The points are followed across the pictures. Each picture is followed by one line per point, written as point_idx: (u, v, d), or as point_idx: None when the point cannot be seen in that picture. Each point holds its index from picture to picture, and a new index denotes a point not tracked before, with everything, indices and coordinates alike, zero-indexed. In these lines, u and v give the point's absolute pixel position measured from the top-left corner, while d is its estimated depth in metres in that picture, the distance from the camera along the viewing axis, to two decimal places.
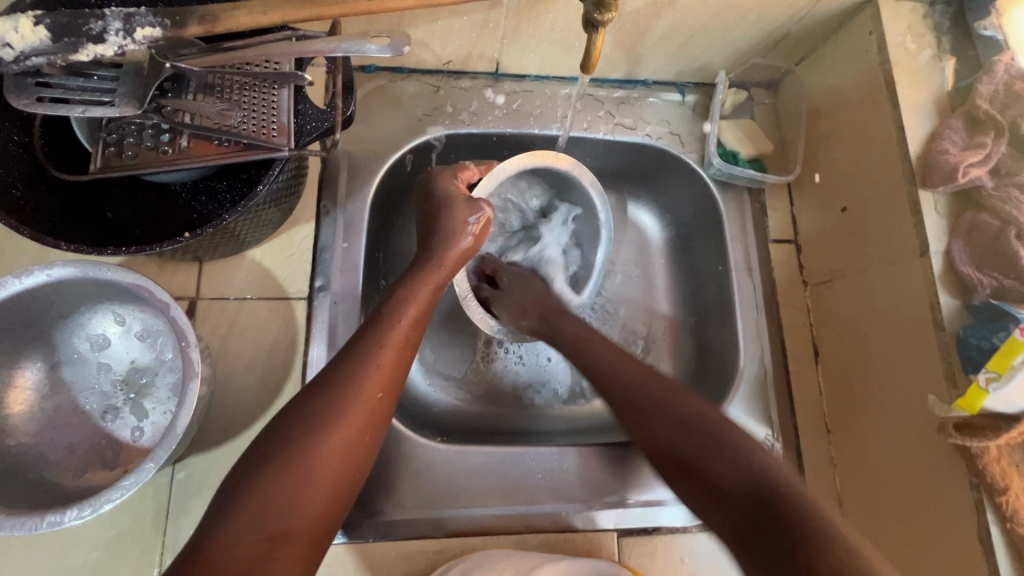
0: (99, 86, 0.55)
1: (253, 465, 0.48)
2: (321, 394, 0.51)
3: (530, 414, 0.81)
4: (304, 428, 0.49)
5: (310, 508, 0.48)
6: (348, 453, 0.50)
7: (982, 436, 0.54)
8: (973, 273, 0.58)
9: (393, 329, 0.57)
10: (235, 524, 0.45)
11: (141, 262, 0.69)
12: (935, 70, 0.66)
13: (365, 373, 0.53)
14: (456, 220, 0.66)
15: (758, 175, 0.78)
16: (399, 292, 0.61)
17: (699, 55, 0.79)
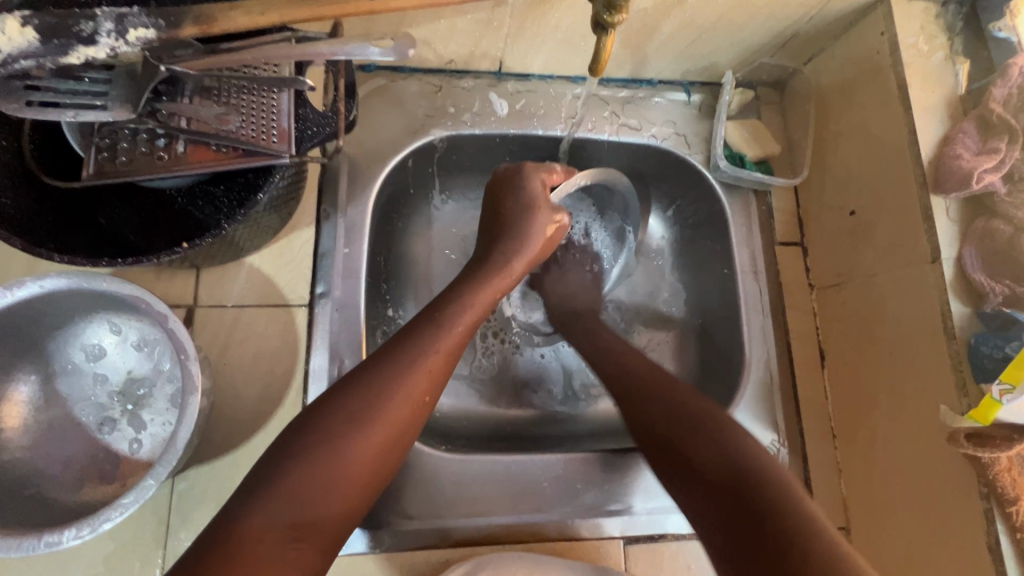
0: (90, 88, 0.53)
1: (290, 449, 0.47)
2: (367, 386, 0.50)
3: (529, 415, 0.80)
4: (349, 418, 0.48)
5: (340, 500, 0.46)
6: (384, 451, 0.49)
7: (993, 446, 0.53)
8: (985, 281, 0.57)
9: (448, 330, 0.56)
10: (266, 506, 0.43)
11: (136, 270, 0.67)
12: (947, 72, 0.65)
13: (413, 373, 0.52)
14: (536, 228, 0.65)
15: (765, 178, 0.77)
16: (460, 293, 0.60)
17: (707, 55, 0.77)
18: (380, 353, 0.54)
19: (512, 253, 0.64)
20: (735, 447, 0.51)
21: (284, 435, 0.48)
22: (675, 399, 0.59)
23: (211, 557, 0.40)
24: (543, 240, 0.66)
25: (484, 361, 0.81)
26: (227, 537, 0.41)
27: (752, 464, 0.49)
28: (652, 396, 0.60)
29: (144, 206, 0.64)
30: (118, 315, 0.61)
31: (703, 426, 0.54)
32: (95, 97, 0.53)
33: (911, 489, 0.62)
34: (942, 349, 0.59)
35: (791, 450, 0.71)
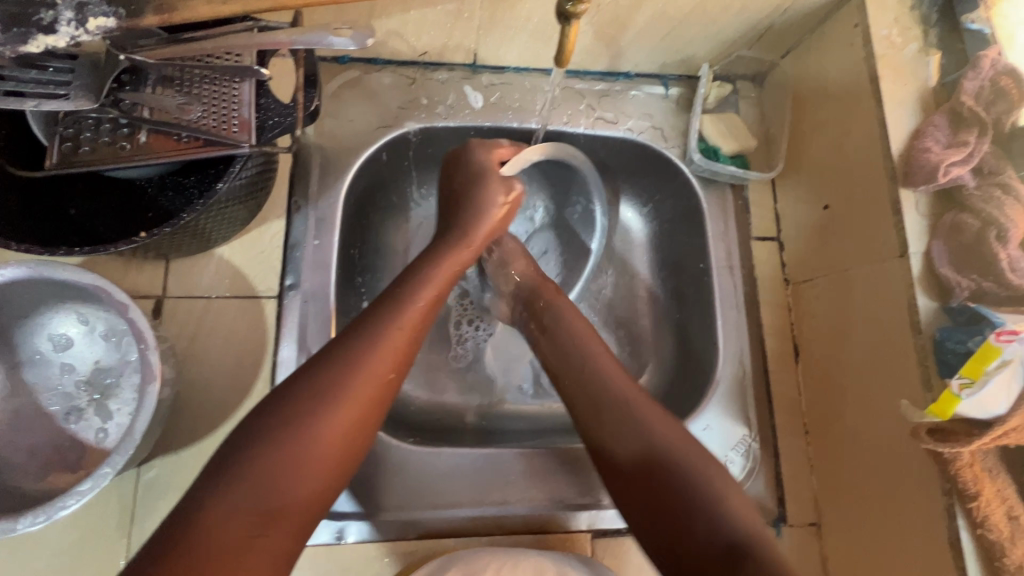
0: (54, 78, 0.53)
1: (255, 433, 0.46)
2: (330, 366, 0.50)
3: (501, 407, 0.80)
4: (314, 399, 0.48)
5: (309, 483, 0.46)
6: (353, 431, 0.49)
7: (954, 441, 0.52)
8: (952, 275, 0.57)
9: (410, 308, 0.56)
10: (234, 494, 0.43)
11: (105, 261, 0.67)
12: (920, 64, 0.64)
13: (376, 351, 0.52)
14: (490, 199, 0.67)
15: (740, 171, 0.76)
16: (422, 270, 0.60)
17: (683, 47, 0.77)
18: (342, 333, 0.53)
19: (474, 232, 0.66)
20: (718, 512, 0.50)
21: (247, 421, 0.48)
22: (653, 433, 0.56)
23: (178, 550, 0.40)
24: (499, 210, 0.68)
25: (457, 354, 0.81)
26: (194, 529, 0.41)
27: (744, 537, 0.49)
28: (626, 426, 0.57)
29: (114, 197, 0.64)
30: (84, 305, 0.61)
31: (688, 483, 0.52)
32: (58, 86, 0.53)
33: (878, 484, 0.62)
34: (909, 343, 0.59)
35: (762, 445, 0.71)
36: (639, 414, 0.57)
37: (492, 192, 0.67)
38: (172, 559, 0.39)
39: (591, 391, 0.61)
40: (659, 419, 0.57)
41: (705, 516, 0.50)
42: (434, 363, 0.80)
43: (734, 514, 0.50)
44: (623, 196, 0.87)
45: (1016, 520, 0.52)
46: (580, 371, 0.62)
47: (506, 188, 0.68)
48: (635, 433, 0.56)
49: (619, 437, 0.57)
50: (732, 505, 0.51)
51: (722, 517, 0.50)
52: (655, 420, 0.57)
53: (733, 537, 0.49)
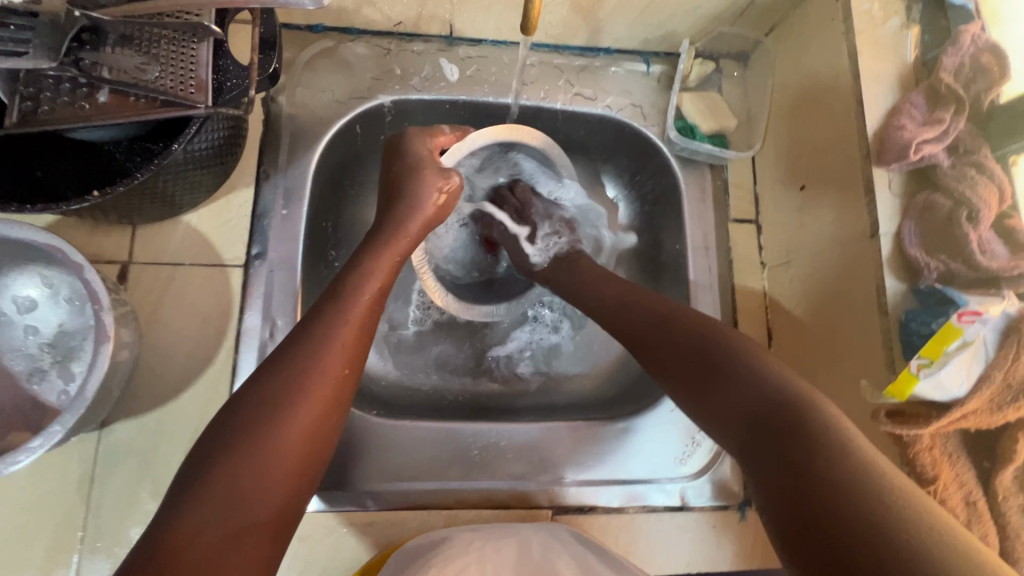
0: (15, 35, 0.50)
1: (212, 448, 0.43)
2: (283, 368, 0.47)
3: (519, 387, 0.80)
4: (270, 402, 0.45)
5: (276, 487, 0.43)
6: (315, 429, 0.47)
7: (913, 424, 0.52)
8: (921, 256, 0.55)
9: (357, 301, 0.54)
10: (200, 507, 0.40)
11: (70, 225, 0.67)
12: (900, 40, 0.62)
13: (330, 346, 0.50)
14: (428, 190, 0.65)
15: (718, 150, 0.75)
16: (362, 263, 0.57)
17: (663, 21, 0.75)
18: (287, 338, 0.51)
19: (420, 218, 0.64)
20: (760, 377, 0.48)
21: (202, 437, 0.44)
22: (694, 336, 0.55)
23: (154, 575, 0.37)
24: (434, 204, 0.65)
25: (433, 330, 0.82)
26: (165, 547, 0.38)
27: (774, 398, 0.46)
28: (667, 331, 0.57)
29: (81, 160, 0.63)
30: (46, 268, 0.61)
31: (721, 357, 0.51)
32: (17, 43, 0.50)
33: None
34: (875, 326, 0.57)
35: None
36: (676, 323, 0.57)
37: (431, 183, 0.65)
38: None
39: (625, 323, 0.61)
40: (692, 324, 0.56)
41: (751, 380, 0.48)
42: (410, 338, 0.80)
43: (775, 377, 0.48)
44: (601, 175, 0.86)
45: (972, 505, 0.51)
46: (610, 313, 0.64)
47: (443, 179, 0.66)
48: (668, 345, 0.56)
49: (658, 350, 0.57)
50: (766, 369, 0.49)
51: (763, 379, 0.48)
52: (689, 323, 0.56)
53: (771, 396, 0.46)
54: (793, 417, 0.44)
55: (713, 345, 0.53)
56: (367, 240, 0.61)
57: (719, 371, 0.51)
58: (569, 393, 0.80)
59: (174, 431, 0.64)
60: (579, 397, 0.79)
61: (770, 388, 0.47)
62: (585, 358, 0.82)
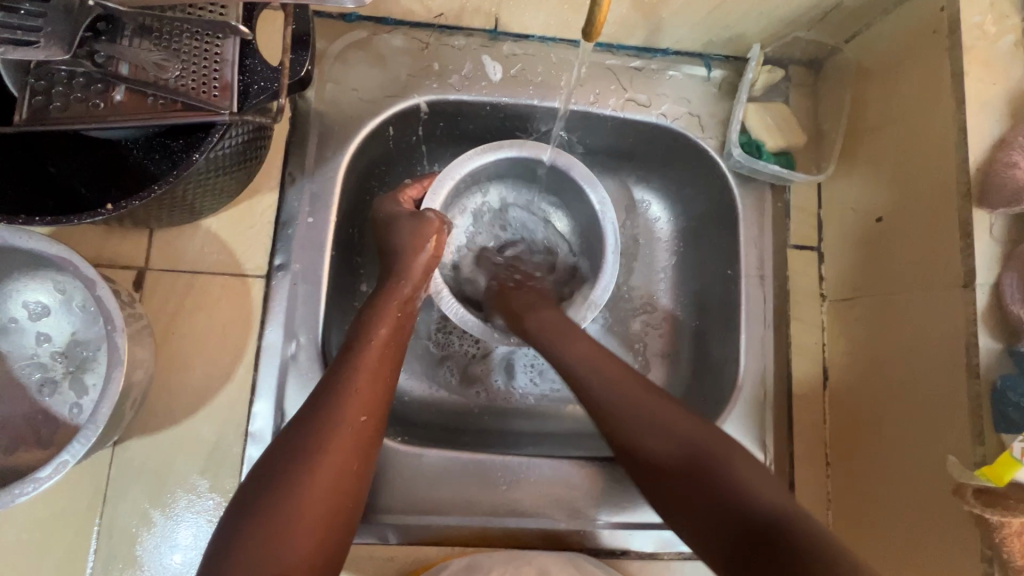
0: (25, 22, 0.44)
1: (235, 517, 0.42)
2: (296, 425, 0.47)
3: (551, 415, 0.75)
4: (284, 461, 0.44)
5: (299, 550, 0.42)
6: (336, 483, 0.45)
7: (1004, 509, 0.46)
8: (1023, 313, 0.48)
9: (370, 345, 0.53)
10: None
11: (84, 227, 0.62)
12: (1017, 60, 0.54)
13: (344, 398, 0.48)
14: (409, 235, 0.61)
15: (784, 172, 0.68)
16: (368, 314, 0.57)
17: (732, 24, 0.67)
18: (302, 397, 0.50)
19: (418, 259, 0.61)
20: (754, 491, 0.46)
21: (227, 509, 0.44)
22: (678, 434, 0.51)
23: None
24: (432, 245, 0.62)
25: (454, 347, 0.75)
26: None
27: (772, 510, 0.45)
28: (651, 429, 0.52)
29: (96, 157, 0.58)
30: (59, 274, 0.58)
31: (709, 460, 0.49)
32: (27, 31, 0.44)
33: (904, 529, 0.56)
34: (961, 387, 0.51)
35: (777, 472, 0.65)
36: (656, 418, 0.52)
37: (424, 226, 0.62)
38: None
39: (603, 400, 0.55)
40: (678, 416, 0.52)
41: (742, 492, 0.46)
42: (430, 357, 0.74)
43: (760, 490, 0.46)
44: (647, 188, 0.79)
45: None
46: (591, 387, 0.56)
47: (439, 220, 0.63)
48: (651, 435, 0.52)
49: (639, 442, 0.52)
50: (754, 485, 0.47)
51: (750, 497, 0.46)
52: (675, 416, 0.52)
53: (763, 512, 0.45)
54: (782, 538, 0.43)
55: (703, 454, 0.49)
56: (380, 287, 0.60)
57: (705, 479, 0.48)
58: None
59: (187, 451, 0.60)
60: None
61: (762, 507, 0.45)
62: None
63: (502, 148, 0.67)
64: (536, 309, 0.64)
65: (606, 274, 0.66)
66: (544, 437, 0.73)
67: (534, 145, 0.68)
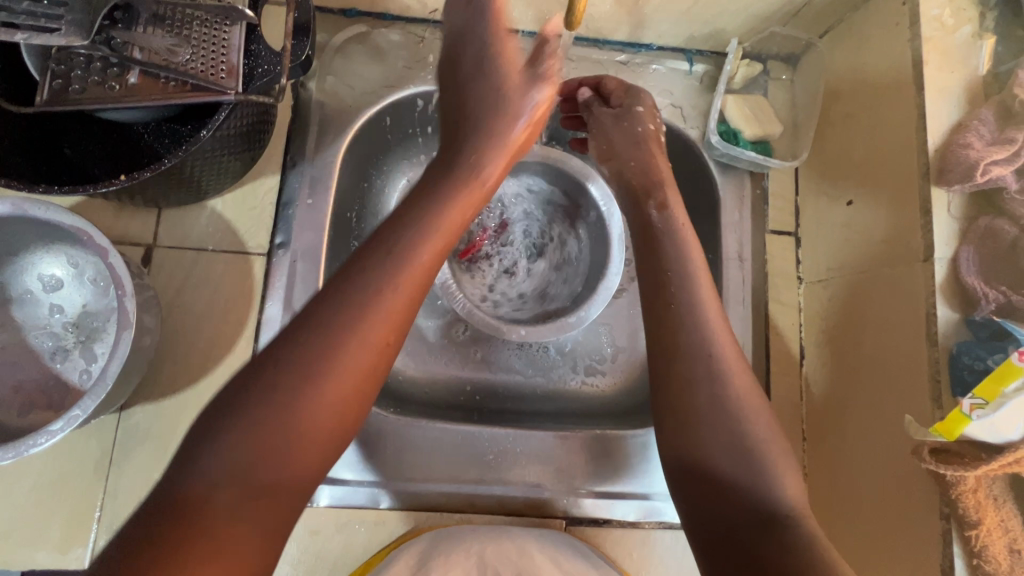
0: (47, 10, 0.48)
1: (234, 405, 0.42)
2: (316, 330, 0.44)
3: (542, 395, 0.78)
4: (295, 369, 0.43)
5: (294, 461, 0.42)
6: (340, 403, 0.44)
7: (959, 464, 0.49)
8: (979, 285, 0.52)
9: (415, 261, 0.49)
10: (217, 471, 0.40)
11: (94, 206, 0.66)
12: (972, 51, 0.58)
13: (372, 313, 0.46)
14: (501, 102, 0.60)
15: (760, 159, 0.71)
16: (426, 212, 0.52)
17: (711, 20, 0.72)
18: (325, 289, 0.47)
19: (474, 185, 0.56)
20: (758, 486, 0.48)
21: (225, 389, 0.43)
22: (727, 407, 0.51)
23: (166, 560, 0.36)
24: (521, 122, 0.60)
25: (443, 319, 0.78)
26: (168, 520, 0.38)
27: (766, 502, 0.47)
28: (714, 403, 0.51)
29: (110, 139, 0.61)
30: (72, 248, 0.61)
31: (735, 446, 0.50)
32: (50, 19, 0.48)
33: (869, 494, 0.58)
34: (923, 355, 0.54)
35: None
36: (699, 413, 0.51)
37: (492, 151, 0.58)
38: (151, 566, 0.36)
39: (685, 360, 0.54)
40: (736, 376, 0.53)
41: (733, 496, 0.48)
42: (422, 334, 0.77)
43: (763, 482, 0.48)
44: None
45: (1016, 552, 0.49)
46: (665, 340, 0.55)
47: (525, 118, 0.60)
48: (706, 410, 0.51)
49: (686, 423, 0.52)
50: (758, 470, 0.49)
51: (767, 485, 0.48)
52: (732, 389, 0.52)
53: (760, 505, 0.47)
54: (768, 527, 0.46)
55: (733, 450, 0.50)
56: (432, 189, 0.54)
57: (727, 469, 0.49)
58: (584, 398, 0.78)
59: (190, 418, 0.63)
60: (602, 408, 0.77)
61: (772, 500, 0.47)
62: (567, 355, 0.79)
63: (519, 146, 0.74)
64: (649, 154, 0.69)
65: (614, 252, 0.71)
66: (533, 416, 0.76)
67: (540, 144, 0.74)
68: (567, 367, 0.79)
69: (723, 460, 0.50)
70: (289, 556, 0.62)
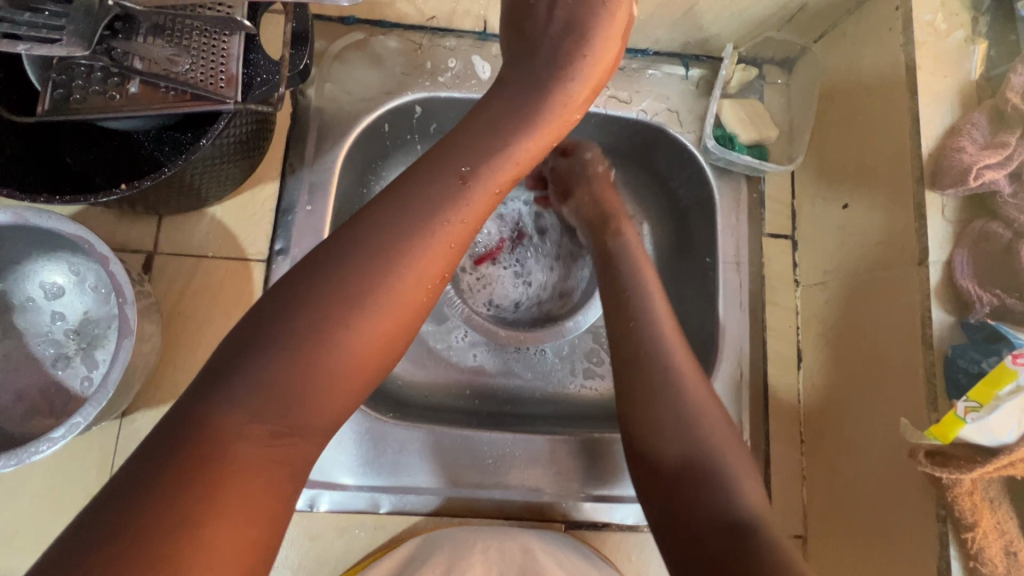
0: (49, 22, 0.48)
1: (276, 330, 0.41)
2: (358, 266, 0.43)
3: (542, 399, 0.78)
4: (336, 302, 0.42)
5: (323, 404, 0.42)
6: (377, 348, 0.43)
7: (955, 467, 0.49)
8: (973, 288, 0.52)
9: (468, 204, 0.47)
10: (252, 400, 0.39)
11: (94, 214, 0.66)
12: (964, 55, 0.59)
13: (419, 256, 0.44)
14: (588, 37, 0.55)
15: (756, 163, 0.72)
16: (486, 153, 0.49)
17: (706, 25, 0.72)
18: (371, 217, 0.45)
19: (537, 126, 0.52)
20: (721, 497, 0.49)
21: (259, 308, 0.42)
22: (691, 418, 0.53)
23: (200, 483, 0.36)
24: (604, 60, 0.56)
25: (442, 324, 0.79)
26: (201, 441, 0.37)
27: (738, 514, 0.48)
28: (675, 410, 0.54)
29: (110, 148, 0.62)
30: (74, 256, 0.62)
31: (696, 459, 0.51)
32: (52, 30, 0.48)
33: (867, 496, 0.59)
34: (917, 358, 0.54)
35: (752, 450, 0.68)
36: (662, 426, 0.53)
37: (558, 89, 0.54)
38: (184, 486, 0.36)
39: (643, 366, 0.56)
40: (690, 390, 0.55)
41: (700, 509, 0.49)
42: (421, 339, 0.77)
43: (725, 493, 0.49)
44: (635, 180, 0.82)
45: (1012, 555, 0.49)
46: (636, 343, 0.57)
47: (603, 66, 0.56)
48: (666, 417, 0.53)
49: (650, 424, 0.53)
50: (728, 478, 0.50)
51: (731, 495, 0.49)
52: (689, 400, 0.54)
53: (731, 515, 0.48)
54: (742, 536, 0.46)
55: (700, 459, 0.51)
56: (488, 126, 0.51)
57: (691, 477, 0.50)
58: (584, 401, 0.78)
59: None
60: (601, 411, 0.78)
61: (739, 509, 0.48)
62: (566, 359, 0.80)
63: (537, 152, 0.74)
64: (598, 191, 0.71)
65: None
66: (532, 418, 0.76)
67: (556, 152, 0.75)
68: (566, 372, 0.79)
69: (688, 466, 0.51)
70: (290, 561, 0.63)
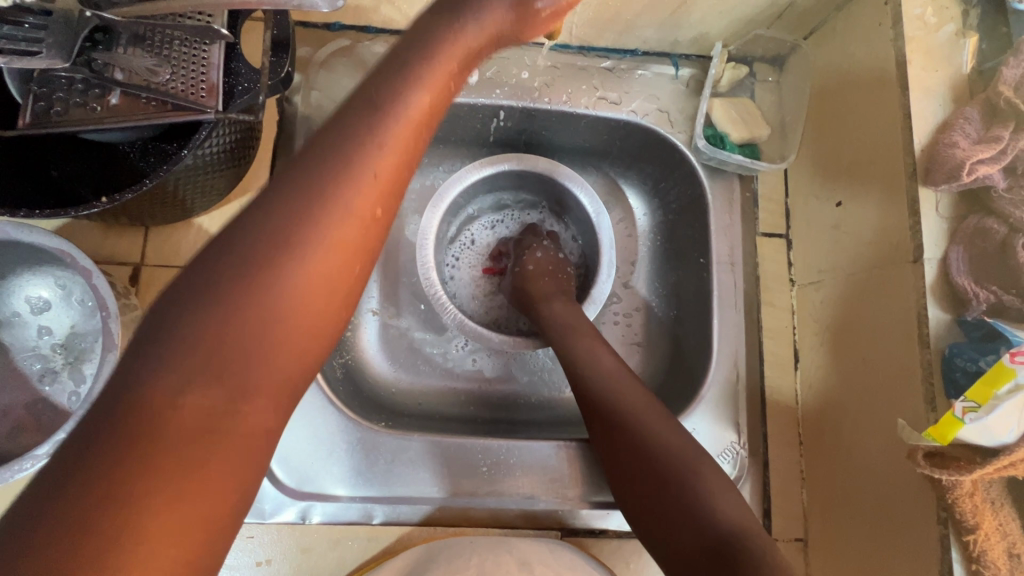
0: (28, 34, 0.48)
1: (196, 299, 0.33)
2: (286, 203, 0.36)
3: (538, 406, 0.77)
4: (267, 246, 0.35)
5: (274, 362, 0.34)
6: (329, 286, 0.37)
7: (954, 468, 0.48)
8: (969, 286, 0.51)
9: (400, 111, 0.41)
10: (187, 369, 0.32)
11: (79, 226, 0.66)
12: (956, 49, 0.58)
13: (358, 175, 0.38)
14: None
15: (747, 162, 0.71)
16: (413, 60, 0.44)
17: (695, 25, 0.72)
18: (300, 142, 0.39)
19: (469, 30, 0.47)
20: (705, 508, 0.49)
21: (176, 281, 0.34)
22: (665, 440, 0.54)
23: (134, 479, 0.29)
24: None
25: (436, 332, 0.78)
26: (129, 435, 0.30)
27: (725, 527, 0.47)
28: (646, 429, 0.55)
29: (95, 160, 0.62)
30: (59, 270, 0.61)
31: (677, 472, 0.52)
32: (31, 43, 0.48)
33: (868, 497, 0.58)
34: (914, 357, 0.54)
35: (750, 454, 0.67)
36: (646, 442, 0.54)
37: None
38: (113, 464, 0.29)
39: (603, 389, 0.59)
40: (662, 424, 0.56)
41: (684, 513, 0.49)
42: (413, 348, 0.77)
43: (706, 505, 0.49)
44: (627, 182, 0.81)
45: (1015, 556, 0.48)
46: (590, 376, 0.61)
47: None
48: (644, 428, 0.55)
49: (629, 432, 0.56)
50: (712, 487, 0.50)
51: (714, 510, 0.48)
52: (660, 423, 0.56)
53: (722, 529, 0.47)
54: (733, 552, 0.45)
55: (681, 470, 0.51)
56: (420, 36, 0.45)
57: (672, 485, 0.51)
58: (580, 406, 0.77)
59: None
60: None
61: (721, 521, 0.48)
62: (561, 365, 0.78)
63: (523, 161, 0.73)
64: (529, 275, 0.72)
65: (603, 270, 0.72)
66: (529, 424, 0.75)
67: (544, 162, 0.73)
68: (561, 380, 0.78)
69: (672, 474, 0.52)
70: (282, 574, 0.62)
